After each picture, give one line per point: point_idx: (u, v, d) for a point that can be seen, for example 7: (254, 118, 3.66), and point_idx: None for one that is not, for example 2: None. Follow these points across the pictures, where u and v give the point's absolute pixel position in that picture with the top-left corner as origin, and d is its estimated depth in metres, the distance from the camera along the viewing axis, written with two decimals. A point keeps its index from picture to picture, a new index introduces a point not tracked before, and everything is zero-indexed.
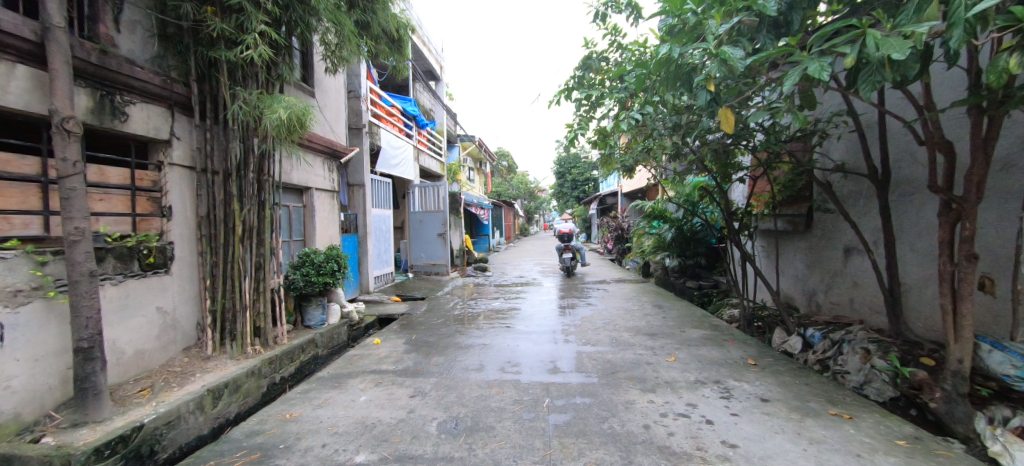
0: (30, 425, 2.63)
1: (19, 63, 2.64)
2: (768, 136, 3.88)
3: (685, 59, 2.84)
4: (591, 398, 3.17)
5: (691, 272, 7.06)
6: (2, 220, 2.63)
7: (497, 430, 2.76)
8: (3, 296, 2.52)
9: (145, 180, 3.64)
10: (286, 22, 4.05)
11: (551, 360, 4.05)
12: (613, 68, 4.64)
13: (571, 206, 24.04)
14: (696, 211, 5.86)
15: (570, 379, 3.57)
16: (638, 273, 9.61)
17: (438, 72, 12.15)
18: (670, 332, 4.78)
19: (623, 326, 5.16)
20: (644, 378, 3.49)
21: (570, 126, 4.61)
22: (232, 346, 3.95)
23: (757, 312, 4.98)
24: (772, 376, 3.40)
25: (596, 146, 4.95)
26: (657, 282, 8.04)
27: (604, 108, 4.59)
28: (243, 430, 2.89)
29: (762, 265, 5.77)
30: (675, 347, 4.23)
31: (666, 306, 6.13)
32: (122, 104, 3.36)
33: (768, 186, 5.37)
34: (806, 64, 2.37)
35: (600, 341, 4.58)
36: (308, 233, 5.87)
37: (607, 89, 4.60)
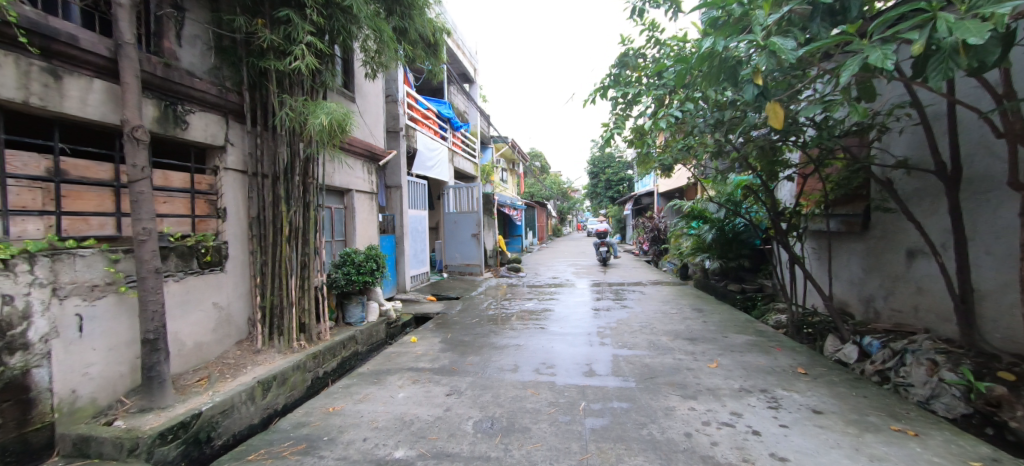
0: (105, 409, 2.85)
1: (97, 78, 2.86)
2: (820, 132, 3.68)
3: (730, 52, 2.75)
4: (629, 402, 3.12)
5: (733, 275, 6.82)
6: (81, 221, 2.87)
7: (533, 432, 2.75)
8: (82, 290, 2.73)
9: (203, 183, 3.86)
10: (329, 31, 4.20)
11: (587, 363, 4.01)
12: (651, 65, 4.54)
13: (605, 206, 23.74)
14: (739, 212, 5.64)
15: (607, 382, 3.53)
16: (675, 275, 9.37)
17: (473, 74, 12.27)
18: (711, 337, 4.62)
19: (661, 330, 5.03)
20: (685, 384, 3.39)
21: (605, 125, 4.54)
22: (280, 341, 4.14)
23: (807, 318, 4.75)
24: (825, 386, 3.23)
25: (633, 144, 4.85)
26: (696, 285, 7.81)
27: (641, 106, 4.50)
28: (290, 421, 3.03)
29: (812, 269, 5.49)
30: (717, 353, 4.09)
31: (707, 309, 5.94)
32: (183, 113, 3.58)
33: (820, 185, 5.11)
34: (868, 53, 2.25)
35: (637, 345, 4.49)
36: (350, 233, 6.08)
37: (645, 86, 4.51)
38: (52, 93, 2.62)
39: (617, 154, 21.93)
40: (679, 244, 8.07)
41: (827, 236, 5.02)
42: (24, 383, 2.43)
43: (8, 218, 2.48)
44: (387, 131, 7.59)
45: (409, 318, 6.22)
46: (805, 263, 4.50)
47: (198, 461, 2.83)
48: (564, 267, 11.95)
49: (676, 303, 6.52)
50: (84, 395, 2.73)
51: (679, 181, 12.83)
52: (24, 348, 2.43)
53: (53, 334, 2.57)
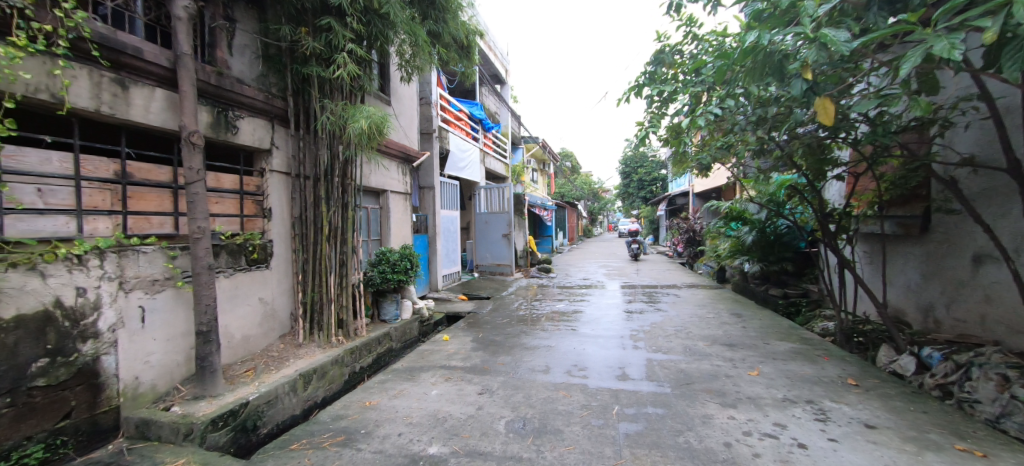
0: (164, 395, 3.05)
1: (159, 87, 3.06)
2: (874, 128, 3.50)
3: (776, 46, 2.67)
4: (664, 408, 3.07)
5: (775, 279, 6.56)
6: (144, 220, 3.08)
7: (565, 434, 2.75)
8: (144, 284, 2.92)
9: (251, 185, 4.07)
10: (368, 37, 4.32)
11: (620, 366, 3.97)
12: (688, 61, 4.44)
13: (638, 207, 23.31)
14: (782, 213, 5.43)
15: (641, 387, 3.49)
16: (712, 278, 9.11)
17: (504, 75, 12.34)
18: (752, 343, 4.47)
19: (697, 334, 4.92)
20: (723, 392, 3.31)
21: (640, 124, 4.48)
22: (320, 335, 4.30)
23: (857, 326, 4.52)
24: (878, 399, 3.08)
25: (668, 143, 4.75)
26: (734, 288, 7.57)
27: (677, 104, 4.42)
28: (330, 413, 3.15)
29: (863, 274, 5.23)
30: (758, 360, 3.96)
31: (746, 314, 5.75)
32: (234, 119, 3.78)
33: (873, 185, 4.85)
34: (932, 43, 2.14)
35: (672, 349, 4.40)
36: (385, 232, 6.23)
37: (682, 83, 4.41)
38: (119, 101, 2.82)
39: (650, 154, 21.48)
40: (716, 246, 7.85)
41: (881, 239, 4.76)
42: (95, 369, 2.64)
43: (81, 217, 2.69)
44: (421, 133, 7.74)
45: (441, 317, 6.33)
46: (855, 267, 4.29)
47: (246, 448, 2.99)
48: (595, 268, 11.84)
49: (712, 307, 6.35)
50: (146, 381, 2.94)
51: (716, 180, 12.46)
52: (95, 336, 2.64)
53: (119, 324, 2.77)
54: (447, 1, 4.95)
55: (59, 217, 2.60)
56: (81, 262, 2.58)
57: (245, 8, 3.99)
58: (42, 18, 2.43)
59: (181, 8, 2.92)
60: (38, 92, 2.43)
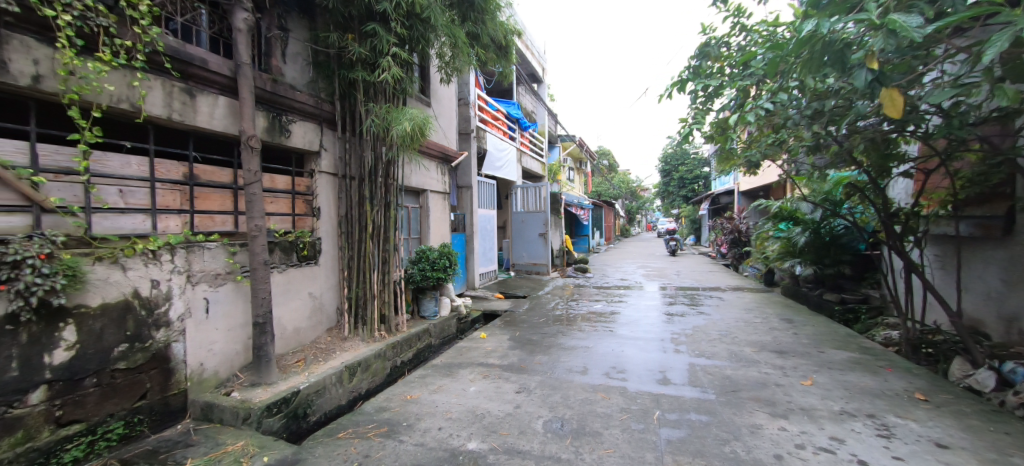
0: (225, 381, 3.28)
1: (222, 95, 3.29)
2: (948, 120, 3.25)
3: (836, 34, 2.55)
4: (709, 416, 3.01)
5: (830, 283, 6.23)
6: (209, 219, 3.32)
7: (605, 437, 2.76)
8: (209, 278, 3.16)
9: (302, 185, 4.29)
10: (410, 41, 4.46)
11: (661, 370, 3.91)
12: (736, 54, 4.28)
13: (678, 206, 22.67)
14: (839, 213, 5.16)
15: (683, 392, 3.43)
16: (759, 281, 8.76)
17: (541, 74, 12.34)
18: (804, 351, 4.29)
19: (744, 340, 4.76)
20: (773, 401, 3.20)
21: (683, 121, 4.37)
22: (363, 330, 4.49)
23: (927, 336, 4.23)
24: (952, 417, 2.89)
25: (713, 140, 4.61)
26: (783, 292, 7.24)
27: (724, 99, 4.27)
28: (374, 405, 3.29)
29: (932, 279, 4.90)
30: (812, 369, 3.80)
31: (796, 320, 5.51)
32: (287, 123, 4.00)
33: (946, 182, 4.50)
34: (1021, 25, 1.98)
35: (716, 355, 4.29)
36: (424, 231, 6.39)
37: (728, 77, 4.26)
38: (187, 109, 3.06)
39: (691, 151, 20.84)
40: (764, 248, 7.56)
41: (954, 240, 4.44)
42: (166, 355, 2.88)
43: (155, 215, 2.94)
44: (459, 133, 7.87)
45: (478, 315, 6.42)
46: (924, 272, 4.04)
47: (297, 434, 3.17)
48: (633, 269, 11.64)
49: (760, 311, 6.11)
50: (210, 368, 3.17)
51: (765, 178, 11.92)
52: (166, 325, 2.88)
53: (187, 315, 3.00)
54: (485, 2, 5.03)
55: (137, 216, 2.85)
56: (155, 256, 2.82)
57: (297, 17, 4.21)
58: (124, 34, 2.67)
59: (242, 20, 3.13)
60: (119, 103, 2.68)
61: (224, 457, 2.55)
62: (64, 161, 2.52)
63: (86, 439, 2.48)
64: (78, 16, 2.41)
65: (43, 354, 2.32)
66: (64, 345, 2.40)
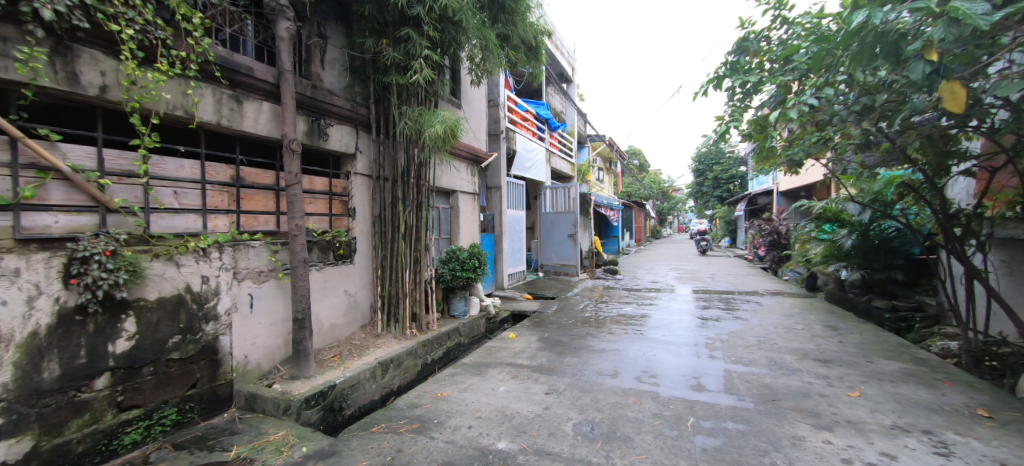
0: (267, 373, 3.44)
1: (265, 101, 3.46)
2: (1016, 114, 3.04)
3: (890, 25, 2.47)
4: (746, 425, 2.93)
5: (880, 289, 5.92)
6: (253, 219, 3.49)
7: (636, 443, 2.74)
8: (254, 275, 3.32)
9: (338, 187, 4.44)
10: (441, 44, 4.56)
11: (695, 376, 3.84)
12: (777, 48, 4.14)
13: (712, 207, 22.06)
14: (891, 214, 4.90)
15: (719, 399, 3.36)
16: (800, 285, 8.42)
17: (571, 74, 12.29)
18: (851, 361, 4.11)
19: (784, 347, 4.60)
20: (816, 413, 3.09)
21: (720, 118, 4.25)
22: (396, 328, 4.60)
23: (990, 347, 3.98)
24: (1017, 436, 2.72)
25: (752, 139, 4.47)
26: (827, 297, 6.93)
27: (763, 95, 4.14)
28: (405, 401, 3.38)
29: (999, 287, 4.59)
30: (860, 380, 3.64)
31: (840, 327, 5.28)
32: (325, 126, 4.15)
33: (1014, 181, 4.21)
34: None
35: (753, 362, 4.17)
36: (454, 231, 6.48)
37: (768, 72, 4.12)
38: (235, 114, 3.23)
39: (727, 150, 20.23)
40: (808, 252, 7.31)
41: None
42: (214, 347, 3.06)
43: (205, 215, 3.11)
44: (489, 134, 7.93)
45: (507, 315, 6.46)
46: (988, 278, 3.81)
47: (333, 426, 3.29)
48: (665, 271, 11.42)
49: (801, 318, 5.88)
50: (253, 360, 3.33)
51: (807, 178, 11.43)
52: (215, 319, 3.05)
53: (234, 309, 3.17)
54: (516, 4, 5.07)
55: (189, 216, 3.03)
56: (206, 253, 3.00)
57: (335, 25, 4.37)
58: (179, 46, 2.85)
59: (284, 29, 3.28)
60: (174, 110, 2.86)
61: (266, 445, 2.68)
62: (127, 165, 2.72)
63: (144, 423, 2.67)
64: (139, 30, 2.59)
65: (107, 343, 2.52)
66: (125, 335, 2.59)
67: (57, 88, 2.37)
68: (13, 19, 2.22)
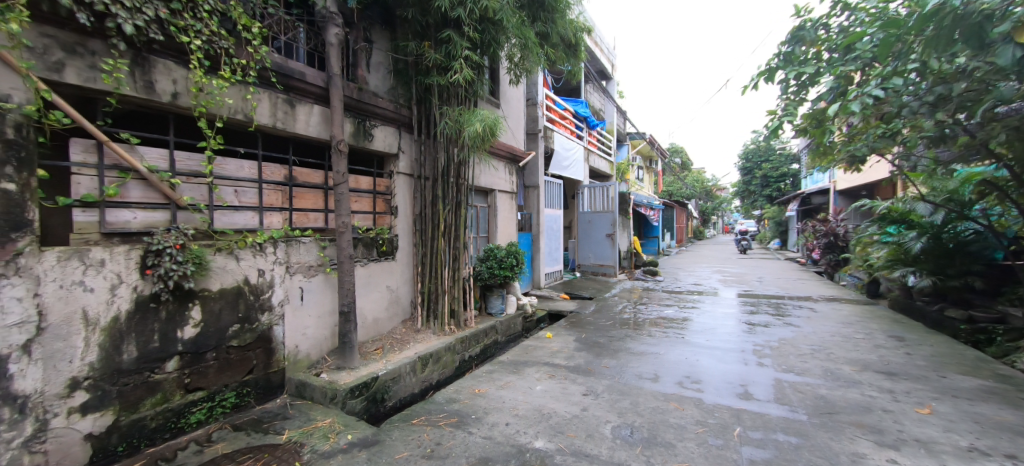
0: (316, 363, 3.61)
1: (316, 104, 3.64)
2: None
3: (971, 6, 2.41)
4: (799, 438, 2.82)
5: (952, 297, 5.46)
6: (304, 216, 3.67)
7: (678, 449, 2.70)
8: (304, 270, 3.51)
9: (382, 186, 4.59)
10: (482, 45, 4.63)
11: (742, 384, 3.72)
12: (837, 37, 3.91)
13: (760, 206, 21.13)
14: (972, 214, 4.90)
15: (769, 409, 3.24)
16: (860, 292, 7.91)
17: (610, 71, 12.11)
18: (919, 375, 3.85)
19: (842, 357, 4.37)
20: (879, 429, 2.93)
21: (772, 113, 4.07)
22: (435, 323, 4.73)
23: None
24: None
25: (808, 134, 4.25)
26: (889, 304, 6.49)
27: (820, 87, 3.94)
28: (444, 396, 3.47)
29: None
30: (930, 397, 3.41)
31: (904, 338, 4.95)
32: (370, 127, 4.31)
33: None
34: None
35: (807, 371, 3.99)
36: (492, 229, 6.55)
37: (828, 62, 3.91)
38: (289, 117, 3.42)
39: (777, 146, 19.31)
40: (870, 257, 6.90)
41: None
42: (269, 336, 3.25)
43: (261, 212, 3.32)
44: (528, 133, 7.95)
45: (544, 314, 6.46)
46: None
47: (376, 416, 3.43)
48: (707, 273, 11.06)
49: (860, 326, 5.54)
50: (304, 350, 3.51)
51: (869, 177, 10.71)
52: (269, 309, 3.25)
53: (286, 301, 3.37)
54: (555, 1, 5.06)
55: (248, 213, 3.24)
56: (262, 248, 3.20)
57: (380, 29, 4.53)
58: (240, 54, 3.06)
59: (333, 35, 3.44)
60: (236, 114, 3.07)
61: (315, 431, 2.84)
62: (195, 166, 2.94)
63: (208, 404, 2.88)
64: (206, 40, 2.80)
65: (177, 329, 2.74)
66: (192, 323, 2.81)
67: (136, 96, 2.59)
68: (101, 34, 2.45)
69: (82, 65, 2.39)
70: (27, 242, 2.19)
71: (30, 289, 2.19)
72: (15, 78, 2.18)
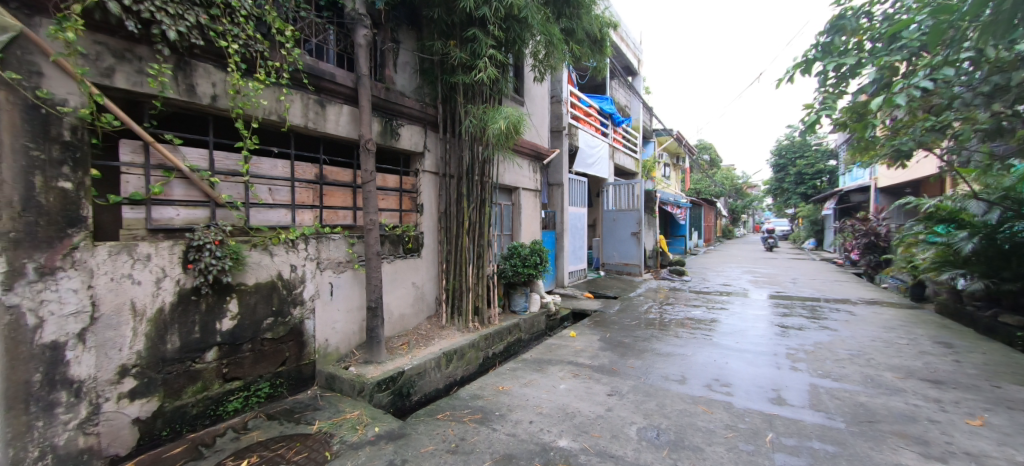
0: (344, 357, 3.72)
1: (345, 104, 3.73)
2: None
3: None
4: (836, 446, 2.73)
5: (1007, 302, 5.14)
6: (334, 213, 3.78)
7: (707, 453, 2.66)
8: (334, 266, 3.61)
9: (409, 184, 4.67)
10: (507, 43, 4.65)
11: (774, 388, 3.63)
12: (881, 25, 3.74)
13: (794, 205, 20.43)
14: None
15: (804, 416, 3.15)
16: (903, 295, 7.56)
17: (637, 66, 11.94)
18: (967, 384, 3.67)
19: (883, 363, 4.20)
20: (924, 440, 2.81)
21: (810, 107, 3.92)
22: (459, 320, 4.78)
23: None
24: None
25: (848, 128, 4.08)
26: (934, 308, 6.18)
27: (863, 78, 3.82)
28: (469, 392, 3.51)
29: None
30: (980, 408, 3.24)
31: (950, 344, 4.72)
32: (397, 126, 4.39)
33: None
34: None
35: (844, 377, 3.86)
36: (516, 227, 6.57)
37: (872, 52, 3.75)
38: (319, 117, 3.52)
39: (813, 142, 18.63)
40: (914, 257, 6.58)
41: None
42: (300, 329, 3.37)
43: (293, 210, 3.43)
44: (552, 130, 7.93)
45: (567, 313, 6.45)
46: None
47: (402, 410, 3.51)
48: (736, 274, 10.79)
49: (903, 331, 5.30)
50: (333, 343, 3.62)
51: (916, 173, 10.20)
52: (301, 303, 3.36)
53: (317, 296, 3.47)
54: None
55: (281, 211, 3.36)
56: (294, 245, 3.31)
57: (406, 29, 4.60)
58: (274, 56, 3.17)
59: (362, 36, 3.52)
60: (270, 115, 3.19)
61: (344, 422, 2.92)
62: (232, 165, 3.06)
63: (244, 393, 3.01)
64: (243, 44, 2.91)
65: (216, 321, 2.86)
66: (229, 315, 2.93)
67: (179, 98, 2.72)
68: (147, 41, 2.58)
69: (130, 70, 2.53)
70: (82, 237, 2.34)
71: (84, 281, 2.34)
72: (70, 83, 2.33)
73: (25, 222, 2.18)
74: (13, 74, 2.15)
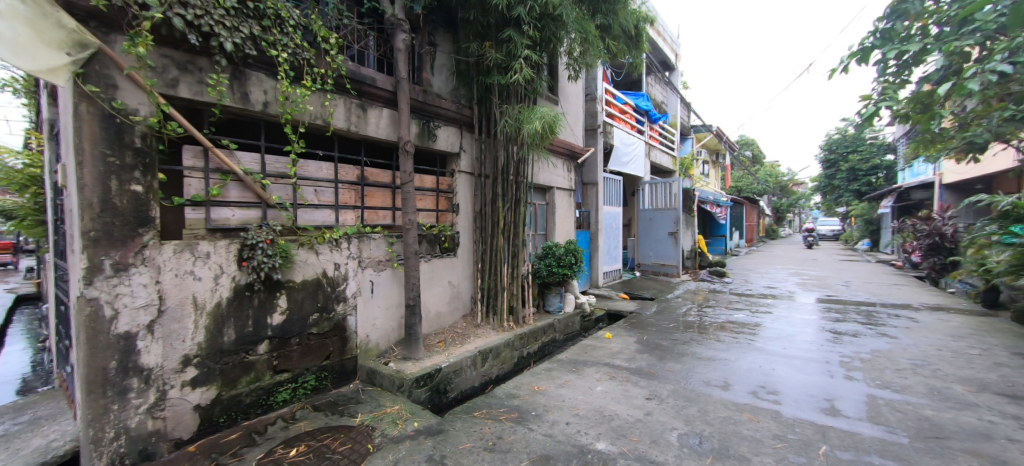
0: (384, 353, 3.83)
1: (385, 107, 3.84)
2: None
3: None
4: (896, 462, 2.59)
5: None
6: (374, 213, 3.90)
7: (753, 463, 2.58)
8: (374, 264, 3.73)
9: (445, 184, 4.75)
10: (542, 42, 4.64)
11: (826, 398, 3.47)
12: (949, 7, 3.50)
13: (846, 203, 19.32)
14: None
15: (859, 428, 3.00)
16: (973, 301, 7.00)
17: (674, 61, 11.63)
18: None
19: (950, 375, 3.93)
20: (997, 459, 2.61)
21: (868, 97, 3.73)
22: (494, 319, 4.83)
23: None
24: None
25: (912, 119, 3.83)
26: (1009, 315, 5.69)
27: (928, 66, 3.59)
28: (505, 391, 3.55)
29: None
30: None
31: None
32: (434, 128, 4.48)
33: None
34: None
35: (903, 388, 3.64)
36: (550, 227, 6.56)
37: (939, 37, 3.50)
38: (361, 121, 3.65)
39: (867, 136, 17.56)
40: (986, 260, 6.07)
41: None
42: (343, 325, 3.50)
43: (337, 210, 3.57)
44: (586, 129, 7.86)
45: (602, 314, 6.38)
46: None
47: (439, 406, 3.58)
48: (781, 276, 10.32)
49: (973, 340, 4.93)
50: (373, 339, 3.74)
51: (989, 168, 9.40)
52: (344, 300, 3.49)
53: (358, 293, 3.60)
54: None
55: (325, 211, 3.50)
56: (338, 243, 3.45)
57: (443, 33, 4.69)
58: (320, 64, 3.31)
59: (401, 40, 3.61)
60: (316, 119, 3.33)
61: (385, 416, 3.02)
62: (281, 168, 3.22)
63: (292, 385, 3.16)
64: (291, 53, 3.06)
65: (267, 315, 3.02)
66: (279, 310, 3.09)
67: (235, 106, 2.90)
68: (206, 52, 2.75)
69: (192, 80, 2.71)
70: (151, 237, 2.53)
71: (152, 277, 2.53)
72: (141, 94, 2.53)
73: (103, 223, 2.39)
74: (93, 87, 2.36)
